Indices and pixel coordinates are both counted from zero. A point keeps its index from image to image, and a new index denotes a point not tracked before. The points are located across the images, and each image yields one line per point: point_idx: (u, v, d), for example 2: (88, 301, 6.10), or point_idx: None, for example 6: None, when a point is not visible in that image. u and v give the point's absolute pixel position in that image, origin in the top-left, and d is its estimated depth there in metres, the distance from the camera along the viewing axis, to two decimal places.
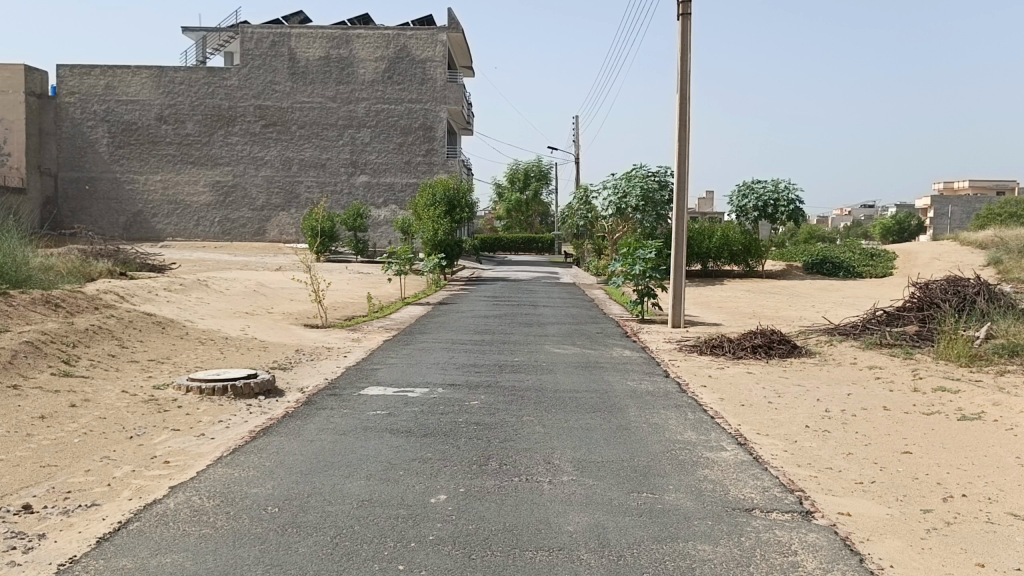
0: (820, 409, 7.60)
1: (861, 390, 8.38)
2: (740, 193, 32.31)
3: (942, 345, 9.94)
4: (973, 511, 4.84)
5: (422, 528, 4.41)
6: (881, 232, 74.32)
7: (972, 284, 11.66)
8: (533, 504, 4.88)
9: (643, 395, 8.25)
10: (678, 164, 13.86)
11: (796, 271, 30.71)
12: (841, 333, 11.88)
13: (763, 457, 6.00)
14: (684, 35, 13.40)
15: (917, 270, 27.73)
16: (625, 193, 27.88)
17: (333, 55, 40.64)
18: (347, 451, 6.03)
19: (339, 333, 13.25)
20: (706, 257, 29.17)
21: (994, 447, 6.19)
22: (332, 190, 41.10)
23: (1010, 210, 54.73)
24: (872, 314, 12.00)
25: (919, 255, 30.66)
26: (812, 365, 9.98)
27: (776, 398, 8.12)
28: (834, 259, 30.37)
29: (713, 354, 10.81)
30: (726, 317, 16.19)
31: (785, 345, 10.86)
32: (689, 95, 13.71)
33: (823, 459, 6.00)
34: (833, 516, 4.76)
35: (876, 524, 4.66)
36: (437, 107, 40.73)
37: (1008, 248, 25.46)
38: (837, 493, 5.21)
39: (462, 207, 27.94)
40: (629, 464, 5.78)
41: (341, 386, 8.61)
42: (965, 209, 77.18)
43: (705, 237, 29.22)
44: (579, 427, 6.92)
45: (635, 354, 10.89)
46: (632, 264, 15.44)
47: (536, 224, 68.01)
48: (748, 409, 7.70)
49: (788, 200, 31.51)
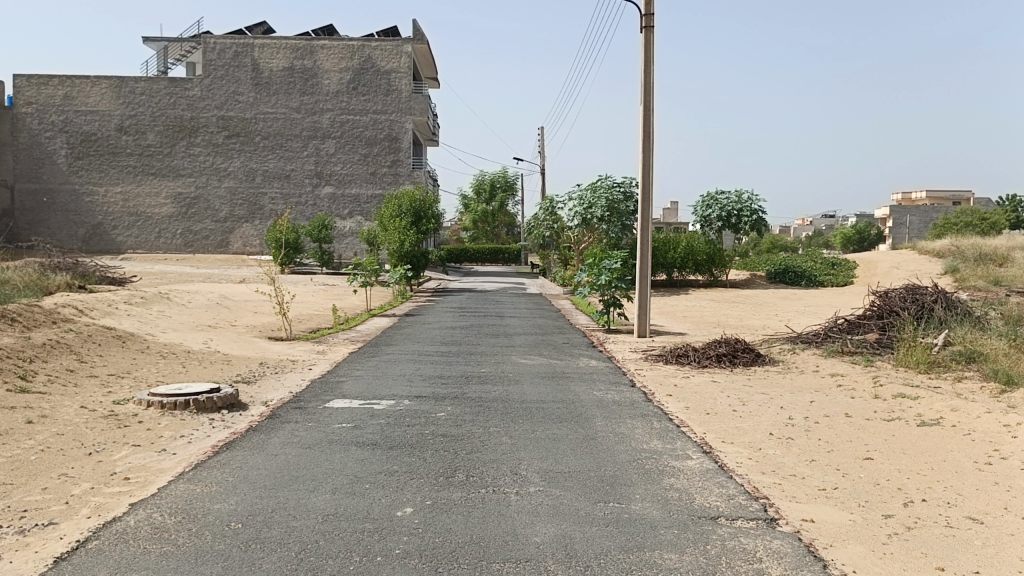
0: (782, 416, 7.71)
1: (823, 397, 8.51)
2: (704, 203, 32.66)
3: (902, 352, 10.11)
4: (933, 516, 4.92)
5: (388, 542, 4.36)
6: (842, 241, 75.52)
7: (929, 292, 11.92)
8: (499, 515, 4.86)
9: (609, 404, 8.29)
10: (643, 173, 13.95)
11: (759, 280, 31.11)
12: (803, 341, 12.01)
13: (729, 465, 6.06)
14: (647, 47, 13.53)
15: (876, 279, 28.22)
16: (590, 204, 28.01)
17: (297, 65, 40.46)
18: (313, 465, 5.95)
19: (304, 346, 13.12)
20: (672, 267, 29.36)
21: (953, 452, 6.30)
22: (296, 201, 40.72)
23: (967, 219, 56.07)
24: (833, 322, 12.15)
25: (879, 264, 31.21)
26: (776, 373, 10.09)
27: (740, 406, 8.21)
28: (796, 268, 30.86)
29: (679, 363, 10.89)
30: (692, 327, 16.31)
31: (749, 354, 10.98)
32: (654, 106, 13.82)
33: (786, 466, 6.07)
34: (797, 522, 4.81)
35: (838, 529, 4.72)
36: (402, 118, 40.60)
37: (964, 257, 26.07)
38: (800, 499, 5.27)
39: (429, 218, 27.89)
40: (596, 474, 5.79)
41: (306, 399, 8.53)
42: (923, 218, 78.89)
43: (671, 247, 29.41)
44: (546, 437, 6.92)
45: (601, 364, 10.93)
46: (599, 274, 15.51)
47: (502, 234, 68.04)
48: (713, 417, 7.76)
49: (750, 210, 32.00)
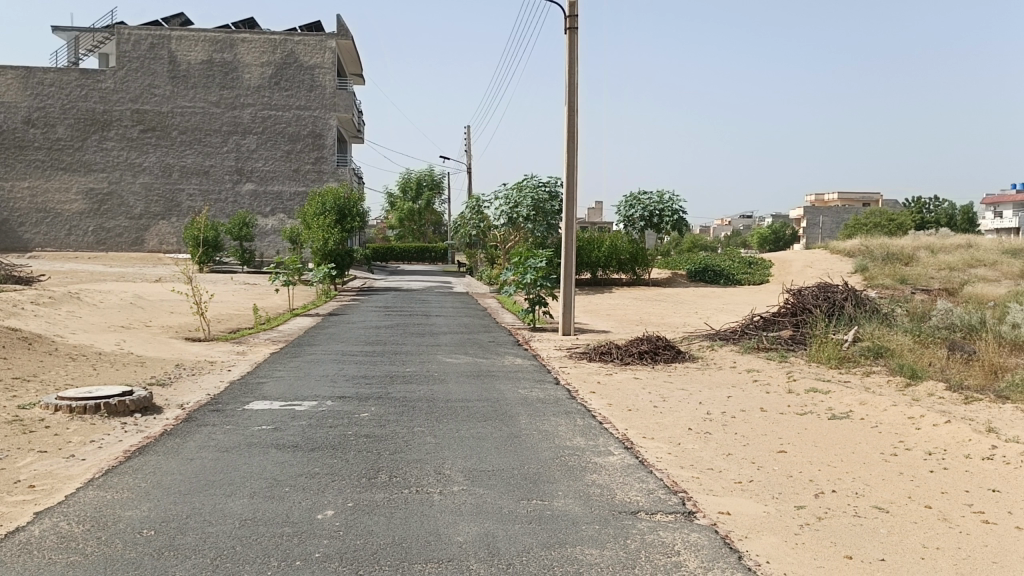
0: (702, 412, 7.89)
1: (740, 393, 8.74)
2: (627, 203, 33.20)
3: (814, 348, 10.47)
4: (842, 506, 5.10)
5: (308, 546, 4.28)
6: (759, 241, 77.78)
7: (840, 290, 12.38)
8: (421, 516, 4.82)
9: (534, 403, 8.33)
10: (567, 173, 14.08)
11: (680, 279, 31.78)
12: (721, 338, 12.30)
13: (649, 460, 6.16)
14: (571, 48, 13.65)
15: (791, 278, 29.18)
16: (516, 203, 28.11)
17: (216, 59, 39.40)
18: (231, 468, 5.80)
19: (223, 347, 12.77)
20: (597, 266, 29.72)
21: (860, 444, 6.56)
22: (215, 198, 39.62)
23: (875, 220, 58.47)
24: (750, 319, 12.49)
25: (793, 263, 32.27)
26: (695, 369, 10.33)
27: (661, 402, 8.37)
28: (715, 267, 31.65)
29: (602, 360, 11.03)
30: (615, 324, 16.54)
31: (671, 351, 11.20)
32: (578, 106, 13.96)
33: (704, 460, 6.21)
34: (714, 515, 4.92)
35: (753, 521, 4.85)
36: (326, 114, 39.94)
37: (872, 257, 27.18)
38: (717, 492, 5.40)
39: (353, 216, 27.51)
40: (519, 472, 5.81)
41: (225, 401, 8.31)
42: (834, 219, 81.95)
43: (595, 247, 29.77)
44: (470, 436, 6.91)
45: (526, 362, 10.99)
46: (524, 273, 15.59)
47: (428, 233, 67.71)
48: (634, 413, 7.88)
49: (672, 211, 32.67)
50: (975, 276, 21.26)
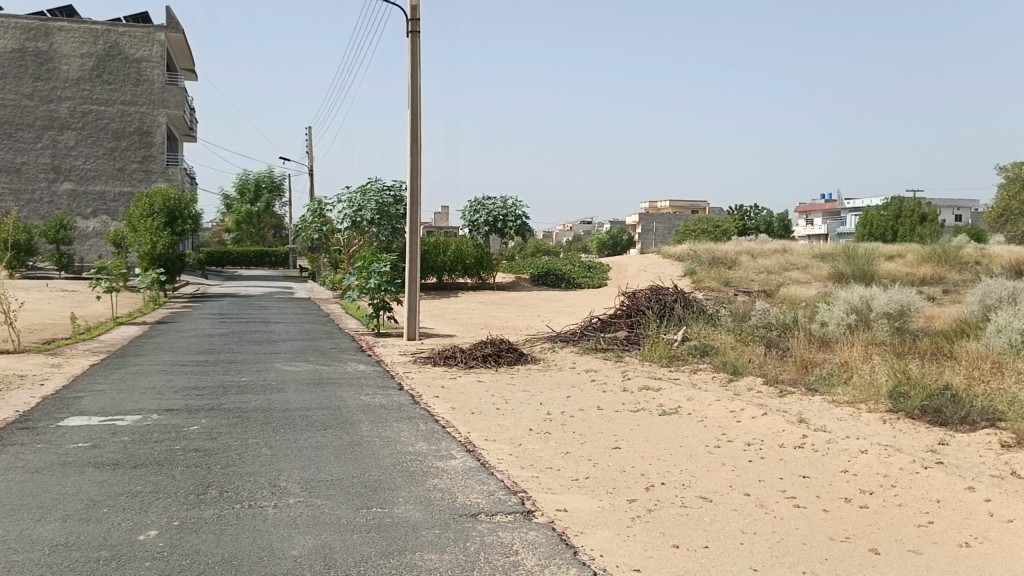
0: (542, 412, 8.06)
1: (578, 392, 9.00)
2: (472, 208, 33.49)
3: (647, 347, 10.96)
4: (670, 498, 5.36)
5: (127, 570, 3.99)
6: (598, 245, 80.67)
7: (670, 292, 13.04)
8: (255, 531, 4.62)
9: (376, 409, 8.20)
10: (411, 177, 14.00)
11: (524, 283, 32.38)
12: (562, 340, 12.61)
13: (489, 462, 6.22)
14: (413, 52, 13.60)
15: (627, 281, 30.44)
16: (360, 206, 27.65)
17: (28, 48, 36.46)
18: (42, 491, 5.32)
19: (34, 359, 11.73)
20: (442, 270, 29.75)
21: (689, 438, 6.91)
22: (28, 198, 36.46)
23: (703, 226, 62.15)
24: (589, 321, 12.88)
25: (629, 267, 33.69)
26: (537, 371, 10.54)
27: (503, 404, 8.48)
28: (557, 271, 32.50)
29: (446, 364, 11.03)
30: (459, 328, 16.60)
31: (513, 353, 11.37)
32: (420, 110, 13.90)
33: (543, 459, 6.34)
34: (552, 512, 5.03)
35: (588, 516, 4.99)
36: (155, 110, 37.67)
37: (701, 261, 28.83)
38: (555, 490, 5.52)
39: (185, 218, 26.04)
40: (358, 480, 5.69)
41: (36, 418, 7.62)
42: (666, 225, 86.43)
43: (440, 251, 29.80)
44: (308, 446, 6.70)
45: (369, 368, 10.81)
46: (368, 277, 15.35)
47: (268, 237, 65.41)
48: (477, 416, 7.93)
49: (515, 216, 33.27)
50: (789, 278, 23.03)
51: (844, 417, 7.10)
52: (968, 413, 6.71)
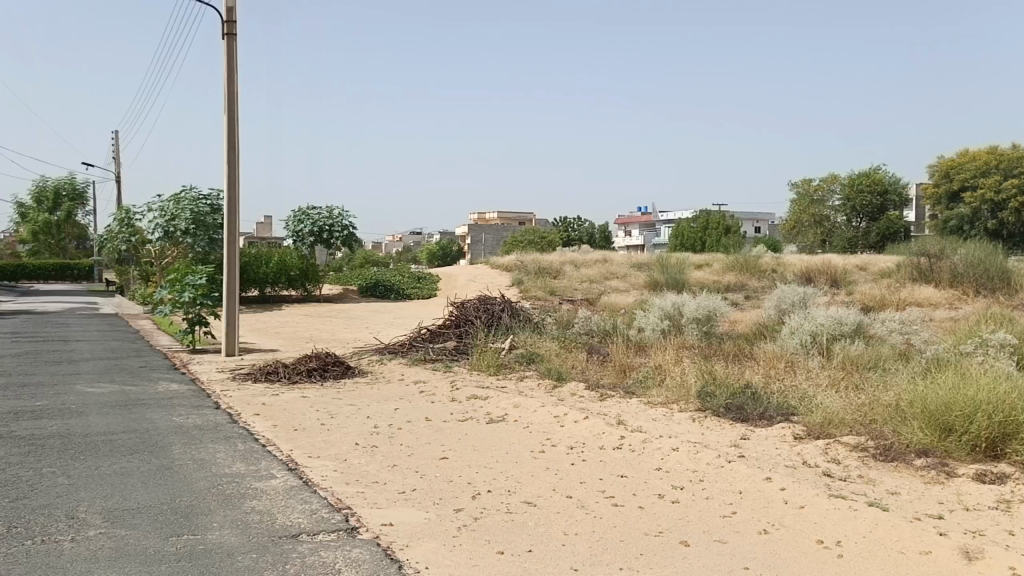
0: (369, 426, 7.91)
1: (407, 404, 8.92)
2: (296, 218, 32.55)
3: (475, 357, 11.05)
4: (495, 505, 5.41)
5: None
6: (428, 257, 80.59)
7: (497, 302, 13.25)
8: (47, 569, 4.20)
9: (190, 430, 7.73)
10: (228, 186, 13.38)
11: (352, 294, 31.79)
12: (390, 352, 12.46)
13: (313, 479, 6.03)
14: (229, 55, 13.03)
15: (456, 291, 30.64)
16: (173, 216, 26.10)
17: None
18: None
19: None
20: (265, 282, 28.62)
21: (514, 444, 7.03)
22: None
23: (530, 237, 63.77)
24: (417, 332, 12.82)
25: (458, 277, 33.95)
26: (364, 384, 10.35)
27: (328, 419, 8.25)
28: (386, 282, 32.17)
29: (268, 380, 10.59)
30: (283, 343, 16.03)
31: (339, 367, 11.11)
32: (238, 116, 13.34)
33: (370, 473, 6.23)
34: (377, 528, 4.94)
35: (414, 529, 4.95)
36: None
37: (527, 271, 29.53)
38: (381, 505, 5.43)
39: None
40: (169, 507, 5.33)
41: None
42: (494, 236, 87.94)
43: (263, 263, 28.65)
44: (112, 472, 6.20)
45: (184, 387, 10.18)
46: (182, 291, 14.51)
47: (70, 248, 60.37)
48: (301, 433, 7.67)
49: (342, 226, 32.66)
50: (610, 288, 24.03)
51: (658, 418, 7.49)
52: (767, 409, 7.27)
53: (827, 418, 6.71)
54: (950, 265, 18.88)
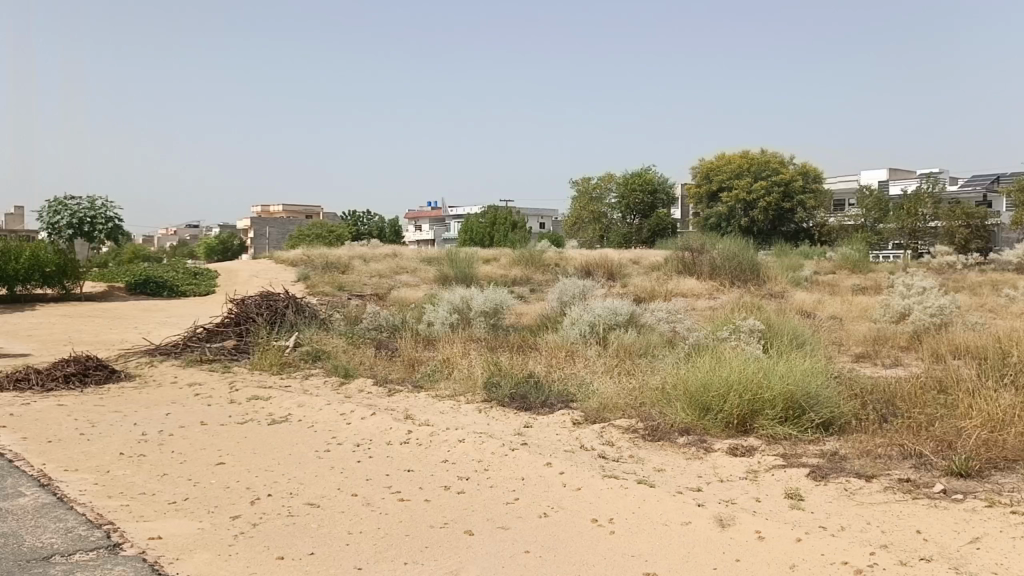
0: (135, 434, 7.31)
1: (180, 409, 8.35)
2: (50, 208, 29.40)
3: (256, 356, 10.56)
4: (276, 509, 5.19)
5: None
6: (206, 251, 76.06)
7: (281, 298, 12.76)
8: None
9: None
10: None
11: (119, 292, 29.25)
12: (162, 353, 11.55)
13: (69, 495, 5.46)
14: None
15: (237, 288, 29.13)
16: None
17: None
18: None
19: None
20: (14, 281, 25.36)
21: (297, 445, 6.79)
22: None
23: (317, 231, 62.05)
24: (193, 331, 12.02)
25: (240, 273, 32.32)
26: (132, 389, 9.55)
27: (88, 429, 7.52)
28: (158, 279, 29.90)
29: (17, 390, 9.36)
30: (36, 346, 14.41)
31: (102, 371, 10.17)
32: None
33: (136, 485, 5.75)
34: (143, 543, 4.57)
35: (187, 540, 4.63)
36: None
37: (314, 266, 28.68)
38: (149, 517, 5.04)
39: None
40: None
41: None
42: (279, 231, 84.68)
43: (11, 258, 25.48)
44: None
45: None
46: None
47: None
48: (55, 445, 6.93)
49: (106, 218, 29.94)
50: (399, 282, 23.88)
51: (445, 411, 7.56)
52: (547, 397, 7.57)
53: (603, 403, 7.10)
54: (710, 259, 20.64)
